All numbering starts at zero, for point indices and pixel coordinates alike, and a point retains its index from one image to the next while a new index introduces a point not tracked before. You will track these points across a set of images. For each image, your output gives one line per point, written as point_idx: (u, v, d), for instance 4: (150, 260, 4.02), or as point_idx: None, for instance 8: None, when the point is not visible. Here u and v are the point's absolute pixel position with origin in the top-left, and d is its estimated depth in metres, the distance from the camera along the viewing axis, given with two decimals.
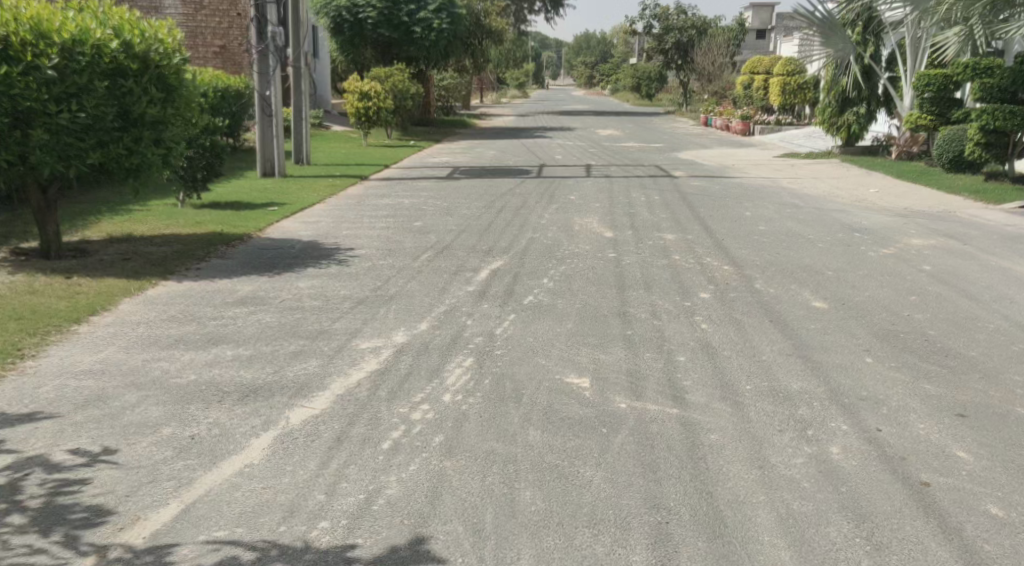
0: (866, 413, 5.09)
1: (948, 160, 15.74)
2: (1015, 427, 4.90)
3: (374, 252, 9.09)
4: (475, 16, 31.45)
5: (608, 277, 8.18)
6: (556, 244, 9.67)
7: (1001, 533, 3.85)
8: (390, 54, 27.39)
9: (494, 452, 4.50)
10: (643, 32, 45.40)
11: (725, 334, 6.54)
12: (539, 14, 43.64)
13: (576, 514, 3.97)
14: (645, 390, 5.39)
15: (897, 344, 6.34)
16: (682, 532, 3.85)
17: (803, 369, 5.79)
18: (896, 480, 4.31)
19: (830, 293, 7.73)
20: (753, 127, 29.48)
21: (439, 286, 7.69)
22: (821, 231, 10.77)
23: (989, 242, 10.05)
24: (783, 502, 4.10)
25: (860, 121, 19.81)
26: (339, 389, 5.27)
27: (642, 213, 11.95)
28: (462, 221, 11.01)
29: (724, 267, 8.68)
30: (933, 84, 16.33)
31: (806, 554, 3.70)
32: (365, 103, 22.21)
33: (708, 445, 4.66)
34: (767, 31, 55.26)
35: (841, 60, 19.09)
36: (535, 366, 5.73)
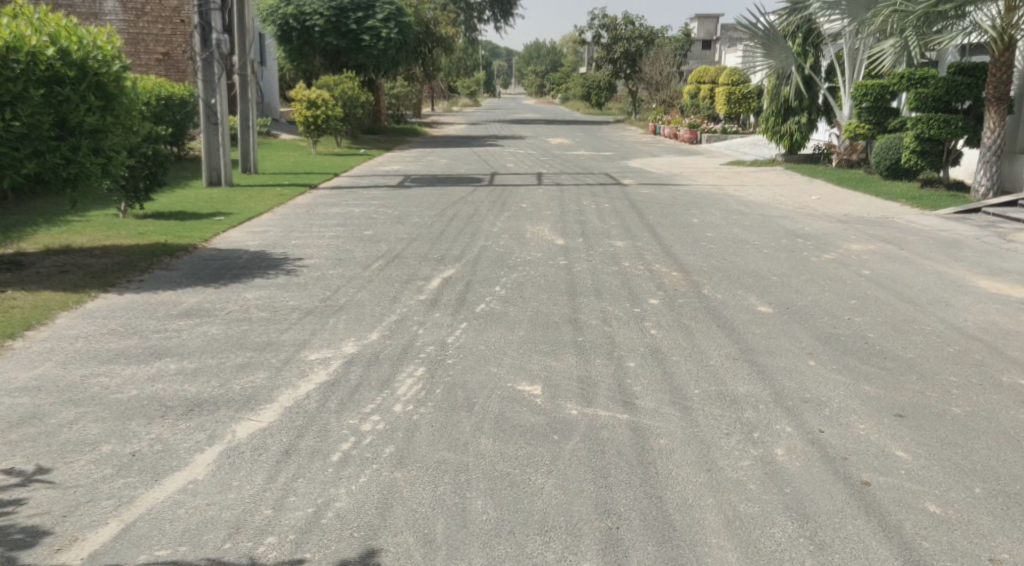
0: (809, 415, 5.18)
1: (886, 168, 16.16)
2: (950, 426, 5.05)
3: (324, 262, 9.02)
4: (424, 24, 31.43)
5: (559, 284, 8.23)
6: (507, 252, 9.70)
7: (939, 530, 3.95)
8: (339, 62, 27.23)
9: (446, 462, 4.49)
10: (592, 41, 45.80)
11: (673, 339, 6.61)
12: (488, 22, 43.75)
13: (527, 522, 3.97)
14: (596, 397, 5.42)
15: (839, 347, 6.48)
16: (632, 537, 3.89)
17: (749, 373, 5.88)
18: (838, 480, 4.40)
19: (775, 297, 7.86)
20: (700, 135, 29.96)
21: (389, 295, 7.66)
22: (766, 237, 10.97)
23: (925, 247, 10.33)
24: (730, 505, 4.16)
25: (802, 129, 20.15)
26: (287, 401, 5.22)
27: (593, 220, 12.05)
28: (414, 229, 10.97)
29: (672, 274, 8.79)
30: (870, 94, 16.75)
31: (752, 555, 3.76)
32: (313, 112, 21.92)
33: (657, 450, 4.71)
34: (713, 41, 56.09)
35: (783, 70, 19.48)
36: (486, 374, 5.73)
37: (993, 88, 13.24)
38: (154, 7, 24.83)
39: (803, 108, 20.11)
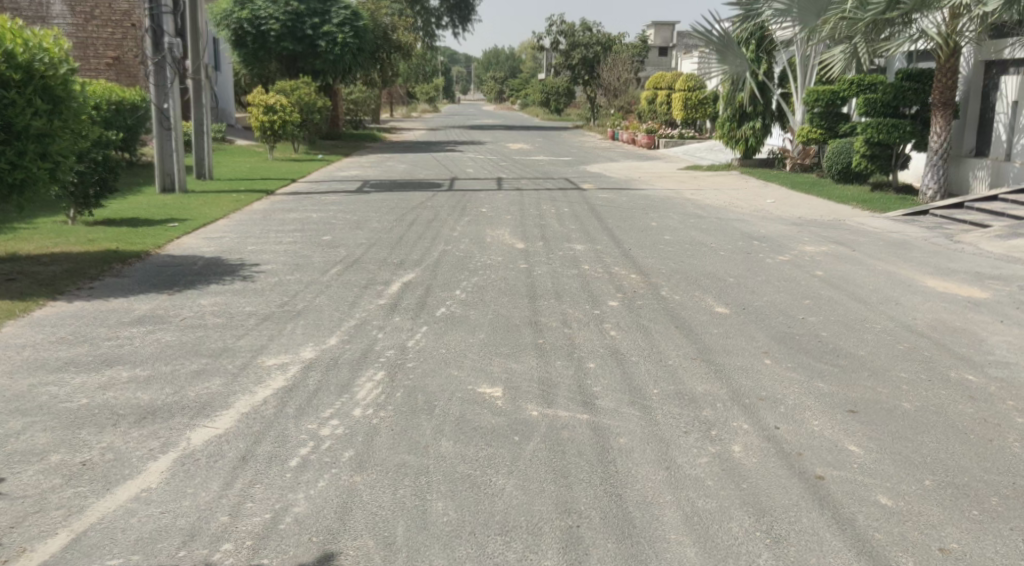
0: (765, 412, 5.24)
1: (838, 172, 16.46)
2: (901, 420, 5.14)
3: (281, 267, 8.94)
4: (382, 30, 31.30)
5: (519, 288, 8.24)
6: (468, 256, 9.68)
7: (891, 521, 4.02)
8: (296, 67, 27.04)
9: (405, 465, 4.46)
10: (550, 48, 45.96)
11: (633, 340, 6.65)
12: (447, 28, 43.73)
13: (488, 522, 3.97)
14: (556, 398, 5.43)
15: (793, 345, 6.57)
16: (592, 535, 3.90)
17: (707, 372, 5.95)
18: (793, 474, 4.46)
19: (731, 298, 7.95)
20: (658, 140, 30.30)
21: (348, 300, 7.61)
22: (723, 239, 11.09)
23: (876, 248, 10.53)
24: (689, 501, 4.19)
25: (756, 134, 20.38)
26: (244, 406, 5.15)
27: (553, 224, 12.08)
28: (373, 235, 10.90)
29: (631, 276, 8.85)
30: (821, 99, 17.02)
31: (711, 550, 3.80)
32: (270, 117, 21.71)
33: (617, 449, 4.74)
34: (670, 48, 56.56)
35: (738, 75, 19.73)
36: (446, 378, 5.71)
37: (939, 93, 13.52)
38: (104, 11, 24.43)
39: (758, 113, 20.38)
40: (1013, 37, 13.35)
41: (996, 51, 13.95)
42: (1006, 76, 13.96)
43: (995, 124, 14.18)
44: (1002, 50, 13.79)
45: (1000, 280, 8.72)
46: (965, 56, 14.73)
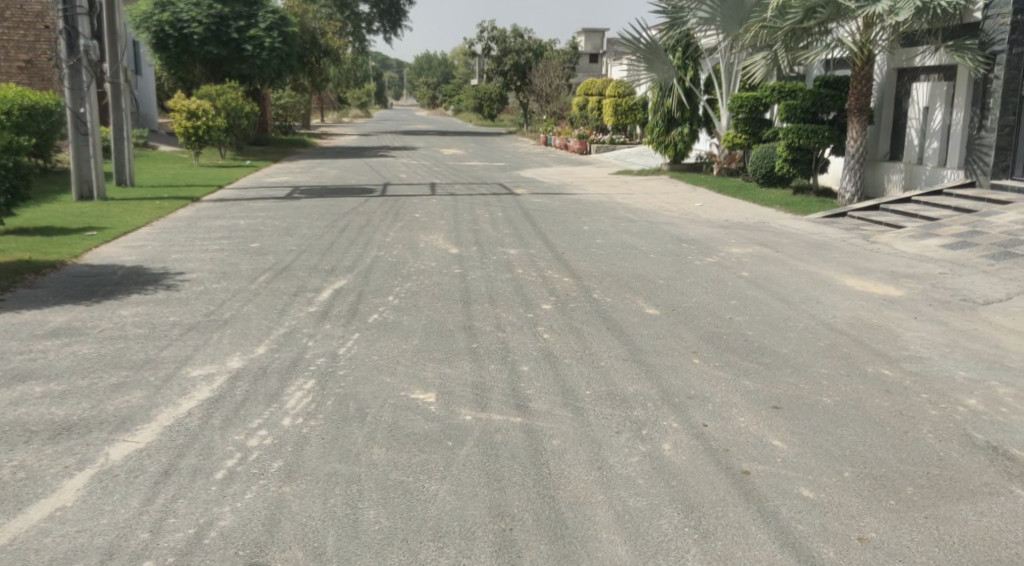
0: (693, 410, 5.35)
1: (761, 176, 16.69)
2: (822, 415, 5.29)
3: (207, 275, 8.77)
4: (310, 34, 30.88)
5: (453, 293, 8.22)
6: (401, 262, 9.63)
7: (812, 513, 4.13)
8: (221, 71, 26.52)
9: (337, 474, 4.42)
10: (482, 53, 45.86)
11: (565, 343, 6.72)
12: (377, 33, 43.39)
13: (421, 529, 3.96)
14: (490, 401, 5.44)
15: (721, 345, 6.71)
16: (526, 537, 3.92)
17: (638, 372, 6.03)
18: (720, 471, 4.55)
19: (661, 300, 8.07)
20: (590, 146, 30.63)
21: (277, 308, 7.50)
22: (653, 242, 11.25)
23: (799, 249, 10.81)
24: (620, 500, 4.24)
25: (684, 139, 20.73)
26: (167, 419, 5.03)
27: (487, 229, 12.08)
28: (303, 241, 10.77)
29: (564, 280, 8.92)
30: (745, 106, 17.35)
31: (641, 547, 3.85)
32: (193, 122, 21.26)
33: (550, 451, 4.77)
34: (600, 55, 57.12)
35: (665, 82, 20.05)
36: (378, 384, 5.67)
37: (855, 100, 13.94)
38: (15, 13, 23.64)
39: (685, 119, 20.74)
40: (923, 45, 13.87)
41: (908, 60, 14.49)
42: (918, 83, 14.51)
43: (908, 129, 14.73)
44: (914, 58, 14.31)
45: (914, 279, 9.03)
46: (879, 64, 15.26)
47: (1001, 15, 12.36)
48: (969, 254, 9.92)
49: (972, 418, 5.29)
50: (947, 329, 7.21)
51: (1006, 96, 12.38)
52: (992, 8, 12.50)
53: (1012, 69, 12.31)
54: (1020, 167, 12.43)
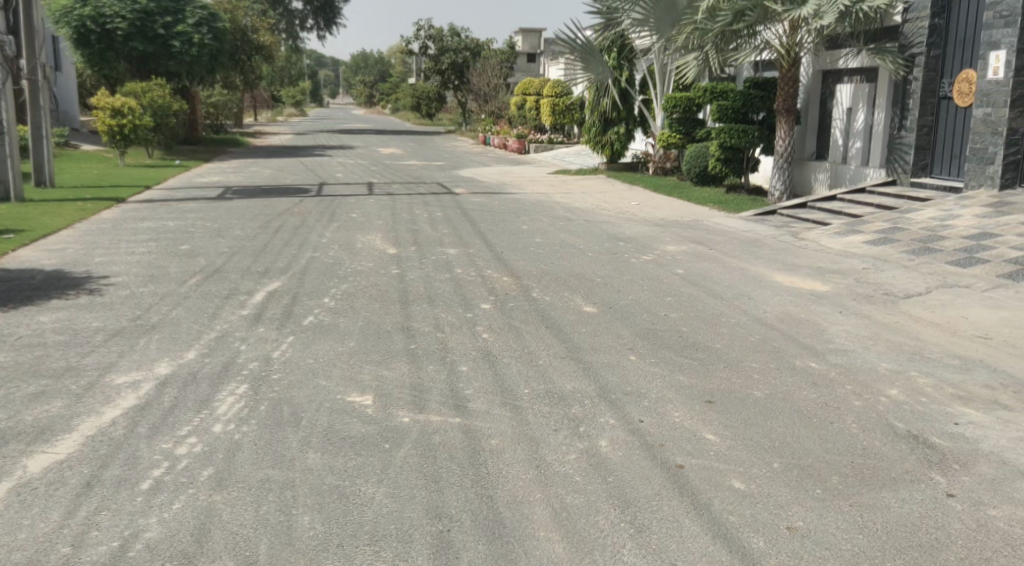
0: (630, 406, 5.40)
1: (695, 175, 17.03)
2: (752, 408, 5.39)
3: (133, 279, 8.55)
4: (241, 31, 30.30)
5: (390, 293, 8.17)
6: (337, 263, 9.52)
7: (743, 504, 4.21)
8: (147, 68, 25.85)
9: (270, 480, 4.35)
10: (418, 52, 45.49)
11: (504, 342, 6.72)
12: (311, 31, 42.80)
13: (357, 533, 3.92)
14: (428, 402, 5.41)
15: (656, 341, 6.79)
16: (463, 538, 3.91)
17: (576, 370, 6.06)
18: (655, 466, 4.60)
19: (599, 298, 8.14)
20: (529, 145, 30.73)
21: (207, 311, 7.35)
22: (591, 241, 11.33)
23: (731, 247, 11.01)
24: (557, 497, 4.26)
25: (620, 139, 20.94)
26: (90, 429, 4.89)
27: (425, 229, 12.02)
28: (235, 243, 10.58)
29: (503, 279, 8.93)
30: (679, 106, 17.60)
31: (578, 544, 3.88)
32: (118, 121, 20.68)
33: (489, 450, 4.77)
34: (538, 55, 57.28)
35: (601, 82, 20.19)
36: (315, 388, 5.59)
37: (783, 100, 14.22)
38: None
39: (621, 119, 20.93)
40: (846, 48, 14.25)
41: (832, 61, 14.85)
42: (841, 84, 14.88)
43: (833, 130, 15.09)
44: (837, 60, 14.69)
45: (840, 274, 9.27)
46: (804, 66, 15.61)
47: (919, 19, 12.78)
48: (892, 249, 10.21)
49: (894, 407, 5.45)
50: (871, 322, 7.42)
51: (925, 97, 12.79)
52: (911, 12, 12.91)
53: (931, 70, 12.74)
54: (938, 166, 12.85)
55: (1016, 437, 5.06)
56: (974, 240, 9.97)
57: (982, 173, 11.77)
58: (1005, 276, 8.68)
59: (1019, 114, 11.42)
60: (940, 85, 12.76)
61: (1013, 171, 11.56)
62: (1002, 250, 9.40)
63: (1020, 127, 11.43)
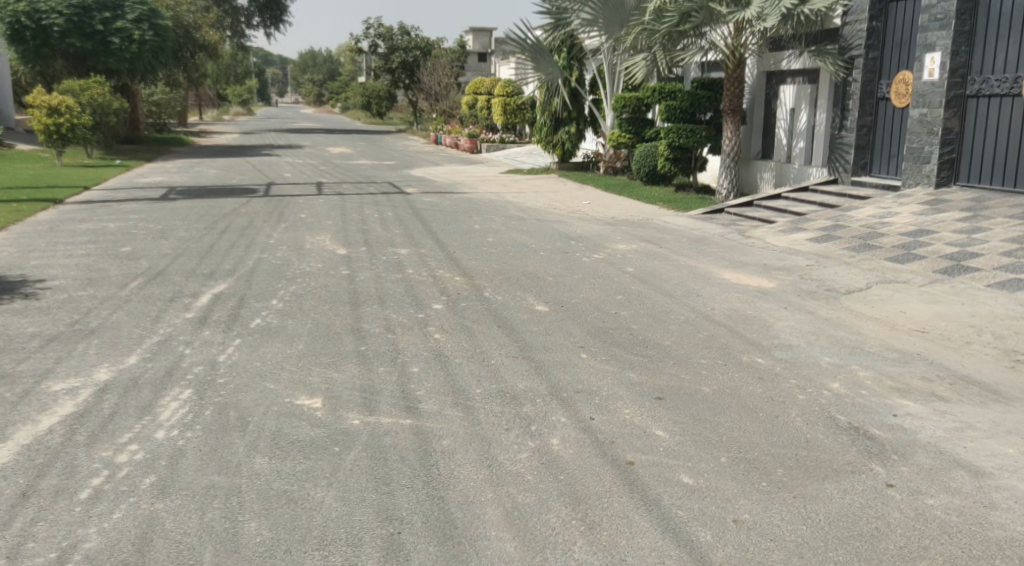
0: (581, 404, 5.42)
1: (645, 174, 17.19)
2: (701, 404, 5.45)
3: (71, 282, 8.34)
4: (183, 28, 29.74)
5: (340, 294, 8.09)
6: (285, 264, 9.40)
7: (691, 499, 4.26)
8: (86, 64, 25.23)
9: (215, 486, 4.28)
10: (367, 51, 45.11)
11: (456, 342, 6.70)
12: (257, 28, 42.20)
13: (305, 538, 3.87)
14: (379, 404, 5.37)
15: (607, 339, 6.83)
16: (414, 540, 3.89)
17: (527, 369, 6.07)
18: (606, 462, 4.63)
19: (551, 296, 8.17)
20: (480, 145, 30.69)
21: (150, 315, 7.20)
22: (542, 240, 11.36)
23: (680, 245, 11.12)
24: (509, 497, 4.26)
25: (571, 139, 21.03)
26: (25, 438, 4.76)
27: (376, 229, 11.93)
28: (179, 244, 10.38)
29: (455, 279, 8.90)
30: (629, 106, 17.74)
31: (529, 543, 3.88)
32: (55, 119, 20.16)
33: (440, 451, 4.75)
34: (489, 54, 57.21)
35: (551, 82, 20.26)
36: (262, 392, 5.51)
37: (729, 100, 14.38)
38: None
39: (572, 119, 21.03)
40: (788, 50, 14.48)
41: (775, 62, 15.09)
42: (785, 85, 15.12)
43: (777, 129, 15.33)
44: (780, 61, 14.93)
45: (786, 271, 9.42)
46: (749, 67, 15.82)
47: (858, 21, 13.04)
48: (834, 246, 10.41)
49: (836, 401, 5.56)
50: (815, 318, 7.56)
51: (864, 97, 13.08)
52: (850, 14, 13.17)
53: (869, 71, 13.03)
54: (878, 165, 13.15)
55: (952, 427, 5.19)
56: (912, 236, 10.20)
57: (919, 173, 12.07)
58: (941, 271, 8.90)
59: (955, 115, 11.72)
60: (878, 86, 13.05)
61: (949, 170, 11.86)
62: (938, 246, 9.64)
63: (955, 127, 11.73)
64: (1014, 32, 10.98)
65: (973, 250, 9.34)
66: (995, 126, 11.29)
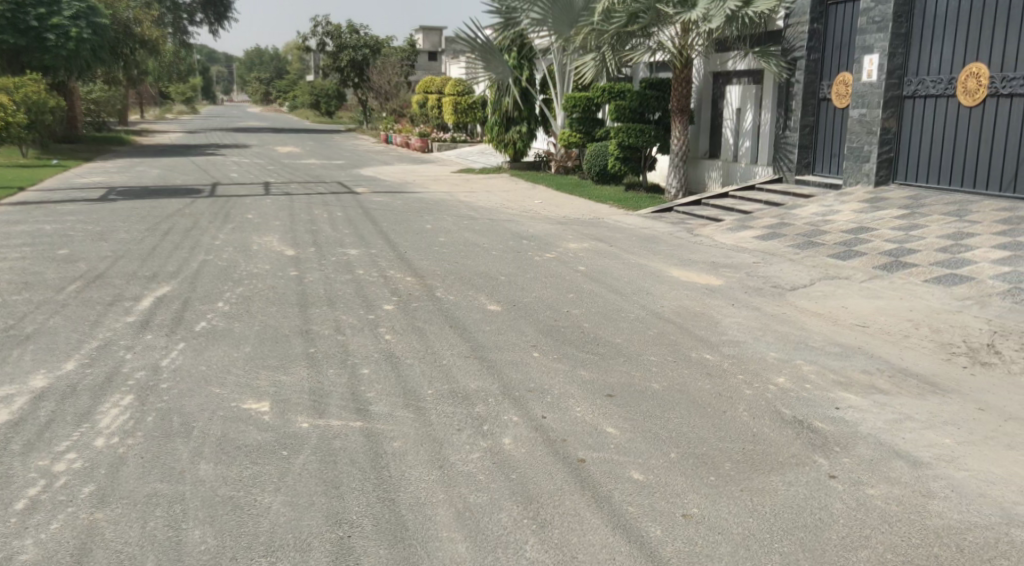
0: (532, 403, 5.42)
1: (596, 172, 17.31)
2: (651, 400, 5.49)
3: (6, 286, 8.10)
4: (123, 25, 29.11)
5: (288, 296, 7.98)
6: (231, 266, 9.25)
7: (641, 494, 4.28)
8: (20, 62, 24.55)
9: (158, 494, 4.18)
10: (315, 49, 44.57)
11: (407, 343, 6.65)
12: (200, 25, 41.48)
13: (252, 545, 3.81)
14: (328, 407, 5.30)
15: (559, 337, 6.84)
16: (365, 543, 3.85)
17: (478, 369, 6.06)
18: (557, 460, 4.64)
19: (503, 295, 8.16)
20: (431, 144, 30.55)
21: (89, 319, 7.03)
22: (494, 239, 11.34)
23: (631, 244, 11.20)
24: (460, 497, 4.24)
25: (523, 138, 21.06)
26: None
27: (325, 229, 11.82)
28: (120, 246, 10.16)
29: (407, 279, 8.84)
30: (579, 105, 17.81)
31: (481, 543, 3.86)
32: None
33: (391, 453, 4.70)
34: (439, 53, 56.95)
35: (501, 81, 20.24)
36: (207, 396, 5.41)
37: (676, 101, 14.52)
38: None
39: (523, 118, 21.05)
40: (734, 50, 14.68)
41: (721, 63, 15.30)
42: (731, 85, 15.34)
43: (723, 129, 15.54)
44: (727, 62, 15.14)
45: (733, 268, 9.55)
46: (696, 67, 16.01)
47: (800, 23, 13.29)
48: (780, 244, 10.58)
49: (782, 395, 5.64)
50: (761, 314, 7.67)
51: (806, 98, 13.33)
52: (792, 17, 13.42)
53: (811, 73, 13.28)
54: (820, 164, 13.41)
55: (891, 419, 5.31)
56: (854, 234, 10.41)
57: (859, 171, 12.34)
58: (881, 267, 9.09)
59: (892, 115, 11.99)
60: (820, 86, 13.31)
61: (887, 169, 12.15)
62: (878, 243, 9.86)
63: (893, 127, 12.01)
64: (949, 34, 11.25)
65: (911, 246, 9.57)
66: (931, 126, 11.56)
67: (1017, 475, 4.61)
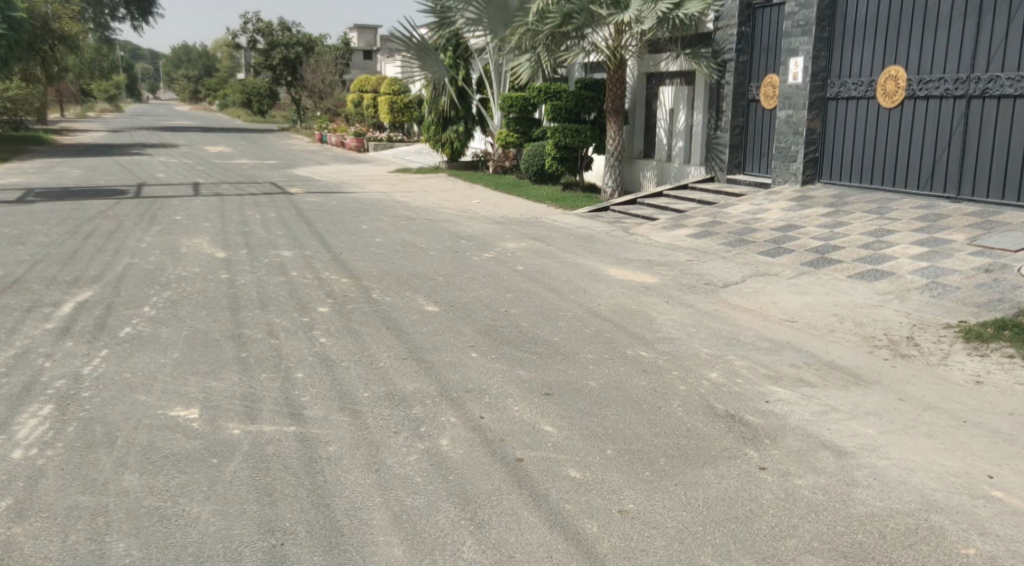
0: (470, 404, 5.39)
1: (534, 172, 17.37)
2: (589, 398, 5.51)
3: None
4: (42, 20, 28.16)
5: (219, 299, 7.81)
6: (158, 269, 9.01)
7: (578, 492, 4.29)
8: None
9: (79, 507, 4.04)
10: (246, 47, 43.78)
11: (342, 345, 6.56)
12: (123, 21, 40.40)
13: (180, 556, 3.71)
14: (260, 412, 5.20)
15: (497, 337, 6.82)
16: (298, 550, 3.78)
17: (416, 370, 6.00)
18: (494, 460, 4.63)
19: (440, 296, 8.11)
20: (367, 144, 30.25)
21: (7, 326, 6.77)
22: (431, 239, 11.26)
23: (566, 242, 11.25)
24: (397, 500, 4.19)
25: (460, 138, 21.02)
26: None
27: (257, 231, 11.59)
28: (39, 250, 9.80)
29: (342, 280, 8.73)
30: (515, 105, 17.83)
31: (417, 546, 3.83)
32: None
33: (326, 457, 4.63)
34: (374, 52, 56.41)
35: (437, 81, 20.15)
36: (133, 405, 5.25)
37: (611, 101, 14.62)
38: None
39: (460, 118, 21.01)
40: (666, 52, 14.86)
41: (654, 64, 15.47)
42: (664, 87, 15.51)
43: (657, 129, 15.71)
44: (659, 64, 15.31)
45: (667, 266, 9.66)
46: (630, 69, 16.15)
47: (729, 26, 13.54)
48: (712, 242, 10.74)
49: (715, 390, 5.72)
50: (695, 311, 7.76)
51: (735, 99, 13.58)
52: (721, 20, 13.67)
53: (740, 74, 13.54)
54: (750, 163, 13.67)
55: (818, 411, 5.42)
56: (782, 231, 10.62)
57: (787, 171, 12.62)
58: (808, 264, 9.29)
59: (817, 116, 12.29)
60: (749, 88, 13.56)
61: (814, 168, 12.45)
62: (806, 241, 10.07)
63: (819, 127, 12.30)
64: (869, 38, 11.56)
65: (836, 243, 9.80)
66: (855, 125, 11.86)
67: (934, 462, 4.75)
